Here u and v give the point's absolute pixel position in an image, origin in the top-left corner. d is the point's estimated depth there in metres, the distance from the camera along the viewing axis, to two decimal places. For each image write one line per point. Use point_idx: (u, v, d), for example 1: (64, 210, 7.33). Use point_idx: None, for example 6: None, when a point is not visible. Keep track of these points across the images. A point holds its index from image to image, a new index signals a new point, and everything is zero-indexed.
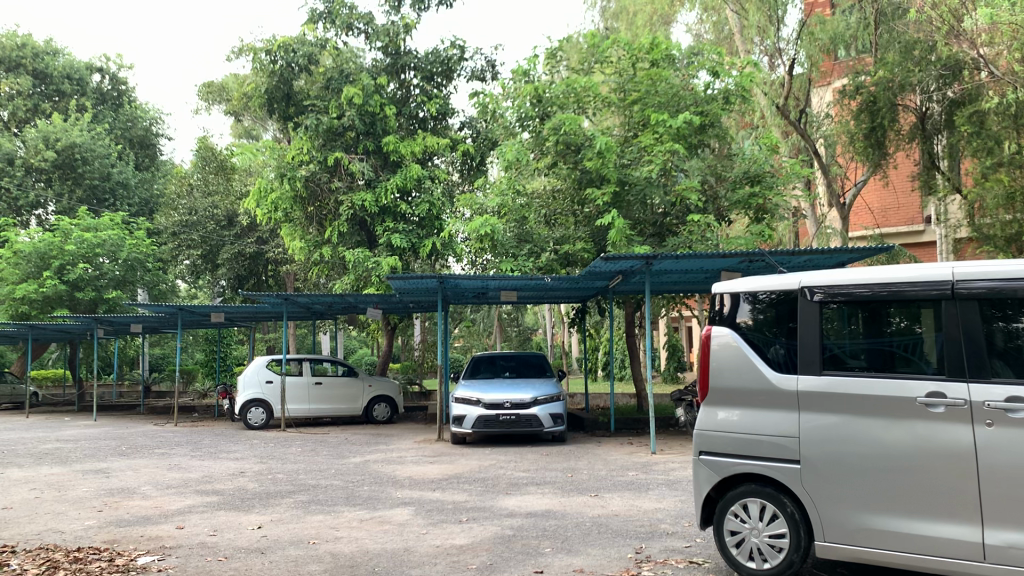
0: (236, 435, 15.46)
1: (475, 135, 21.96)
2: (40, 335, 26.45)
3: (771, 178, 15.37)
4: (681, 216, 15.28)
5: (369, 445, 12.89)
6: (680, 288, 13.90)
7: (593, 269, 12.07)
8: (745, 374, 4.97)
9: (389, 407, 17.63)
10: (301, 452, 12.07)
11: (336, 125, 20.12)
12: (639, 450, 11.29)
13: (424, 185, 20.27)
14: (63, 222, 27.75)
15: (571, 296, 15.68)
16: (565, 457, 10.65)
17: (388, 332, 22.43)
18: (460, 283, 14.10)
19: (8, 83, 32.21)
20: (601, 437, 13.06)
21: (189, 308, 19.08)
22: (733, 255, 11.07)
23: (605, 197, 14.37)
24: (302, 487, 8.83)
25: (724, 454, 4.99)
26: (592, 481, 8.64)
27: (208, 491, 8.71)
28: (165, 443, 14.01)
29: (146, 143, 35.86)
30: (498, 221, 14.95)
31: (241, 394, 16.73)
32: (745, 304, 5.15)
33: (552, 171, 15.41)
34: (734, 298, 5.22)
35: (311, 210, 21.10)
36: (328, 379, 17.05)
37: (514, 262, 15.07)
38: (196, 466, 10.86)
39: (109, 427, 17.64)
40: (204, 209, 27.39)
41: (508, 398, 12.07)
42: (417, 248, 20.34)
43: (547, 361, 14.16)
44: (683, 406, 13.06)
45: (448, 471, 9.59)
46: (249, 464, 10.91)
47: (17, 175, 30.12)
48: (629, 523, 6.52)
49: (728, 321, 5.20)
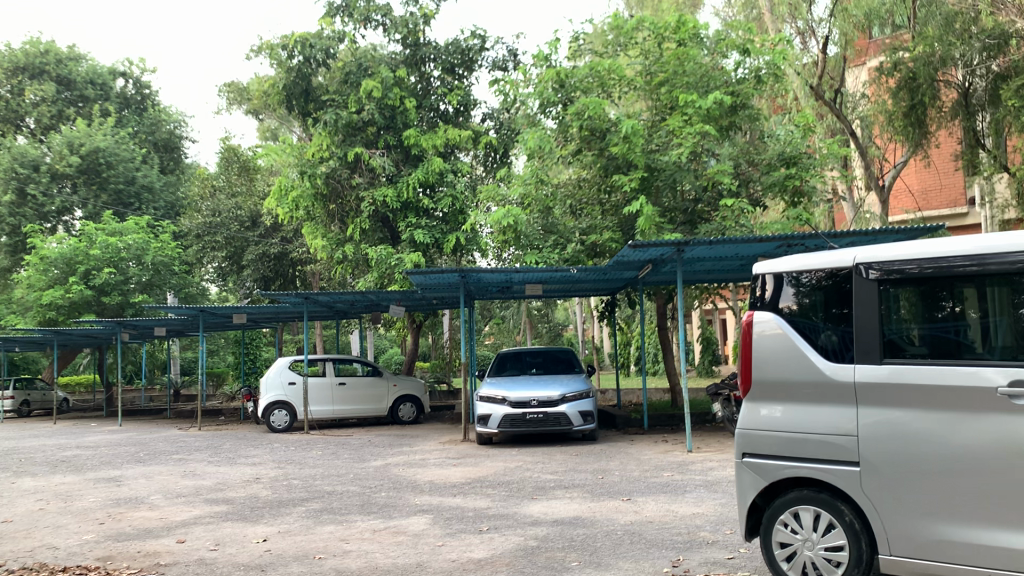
0: (259, 438, 15.09)
1: (498, 126, 21.44)
2: (69, 340, 26.43)
3: (807, 160, 14.66)
4: (712, 201, 14.64)
5: (393, 446, 12.42)
6: (713, 277, 13.25)
7: (621, 258, 11.47)
8: (792, 366, 4.38)
9: (415, 406, 17.18)
10: (320, 455, 11.62)
11: (355, 120, 19.73)
12: (674, 448, 10.68)
13: (446, 178, 19.77)
14: (89, 228, 27.71)
15: (599, 287, 15.10)
16: (596, 457, 10.07)
17: (413, 330, 22.02)
18: (482, 277, 13.57)
19: (32, 90, 32.38)
20: (633, 435, 12.47)
21: (211, 310, 18.78)
22: (770, 239, 10.40)
23: (633, 184, 13.71)
24: (316, 493, 8.36)
25: (771, 456, 4.41)
26: (625, 484, 8.06)
27: (218, 500, 8.27)
28: (185, 448, 13.66)
29: (170, 146, 35.82)
30: (521, 212, 14.42)
31: (264, 397, 16.35)
32: (790, 287, 4.56)
33: (577, 158, 14.82)
34: (777, 281, 4.63)
35: (332, 208, 20.68)
36: (352, 379, 16.62)
37: (539, 255, 14.55)
38: (212, 472, 10.45)
39: (131, 432, 17.38)
40: (227, 211, 27.18)
41: (535, 396, 11.52)
42: (441, 243, 19.88)
43: (576, 356, 13.58)
44: (720, 400, 12.41)
45: (471, 475, 9.06)
46: (266, 469, 10.48)
47: (43, 181, 30.17)
48: (665, 531, 5.94)
49: (771, 307, 4.61)
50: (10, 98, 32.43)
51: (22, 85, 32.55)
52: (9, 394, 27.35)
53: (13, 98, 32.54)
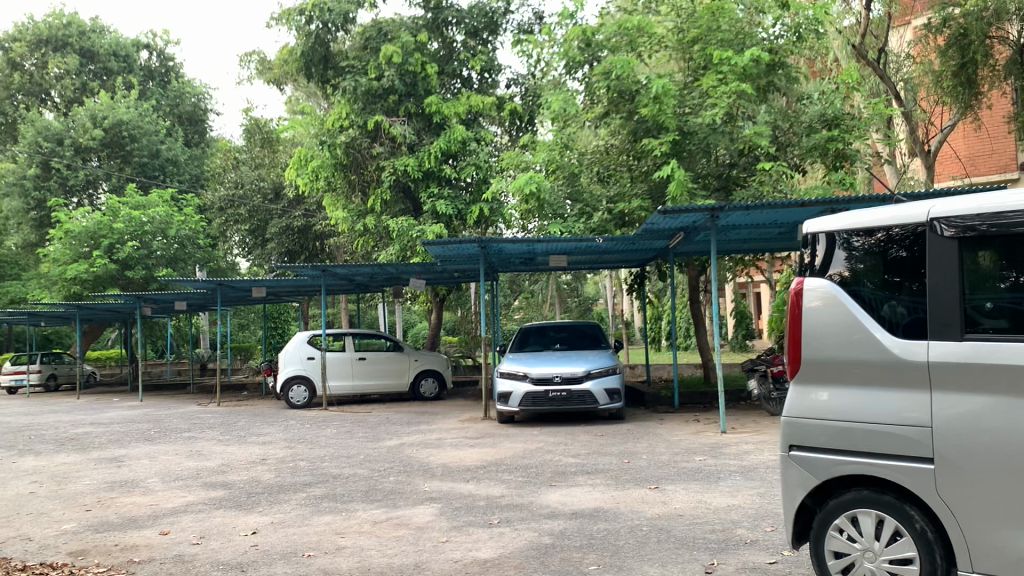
0: (276, 415, 14.63)
1: (524, 93, 20.68)
2: (93, 315, 26.23)
3: (851, 120, 13.77)
4: (749, 166, 13.88)
5: (410, 424, 11.86)
6: (749, 247, 12.47)
7: (651, 226, 10.76)
8: (850, 343, 3.67)
9: (437, 382, 16.61)
10: (334, 434, 11.10)
11: (376, 87, 19.08)
12: (707, 429, 9.97)
13: (469, 147, 19.10)
14: (113, 202, 27.45)
15: (627, 258, 14.40)
16: (623, 438, 9.39)
17: (437, 304, 21.45)
18: (503, 248, 12.91)
19: (56, 63, 32.14)
20: (663, 414, 11.78)
21: (230, 284, 18.32)
22: (812, 204, 9.61)
23: (665, 147, 12.90)
24: (321, 477, 7.80)
25: (825, 450, 3.72)
26: (653, 469, 7.39)
27: (217, 484, 7.75)
28: (198, 425, 13.23)
29: (195, 119, 35.42)
30: (545, 179, 13.69)
31: (283, 372, 15.86)
32: (844, 253, 3.83)
33: (604, 122, 14.04)
34: (829, 243, 3.91)
35: (353, 178, 20.10)
36: (372, 354, 16.10)
37: (564, 225, 13.84)
38: (218, 452, 9.96)
39: (150, 408, 17.04)
40: (250, 183, 26.68)
41: (557, 372, 10.88)
42: (464, 214, 19.24)
43: (602, 331, 12.90)
44: (756, 377, 11.68)
45: (488, 457, 8.46)
46: (275, 449, 9.96)
47: (67, 155, 29.88)
48: (696, 528, 5.28)
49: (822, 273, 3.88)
50: (34, 72, 32.23)
51: (46, 57, 32.35)
52: (36, 368, 27.30)
53: (37, 71, 32.34)
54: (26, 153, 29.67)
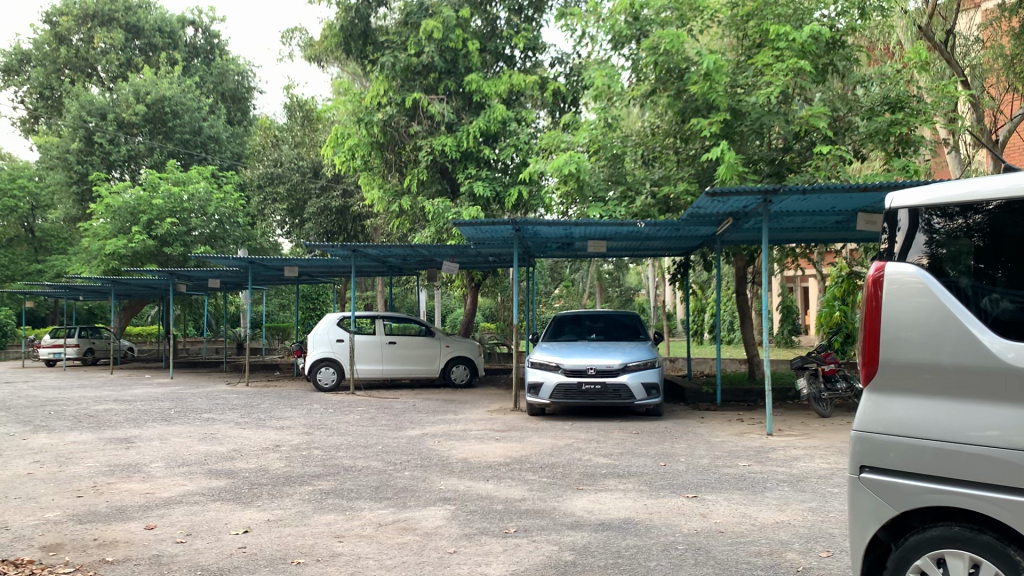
0: (300, 398, 14.20)
1: (568, 73, 19.94)
2: (129, 290, 26.13)
3: (917, 103, 12.81)
4: (804, 151, 13.14)
5: (436, 414, 11.31)
6: (801, 237, 11.67)
7: (698, 211, 10.00)
8: (944, 341, 2.95)
9: (468, 369, 16.04)
10: (355, 421, 10.60)
11: (415, 63, 18.52)
12: (751, 431, 9.23)
13: (510, 128, 18.44)
14: (153, 177, 27.32)
15: (670, 245, 13.66)
16: (660, 437, 8.71)
17: (472, 289, 20.91)
18: (539, 231, 12.25)
19: (101, 38, 32.16)
20: (704, 412, 11.07)
21: (261, 262, 17.94)
22: (875, 188, 8.80)
23: (715, 127, 12.12)
24: (332, 469, 7.27)
25: (905, 475, 3.02)
26: (691, 475, 6.71)
27: (222, 472, 7.27)
28: (220, 406, 12.85)
29: (238, 97, 35.23)
30: (585, 159, 12.99)
31: (310, 354, 15.42)
32: (927, 239, 3.12)
33: (651, 100, 13.29)
34: (911, 222, 3.18)
35: (389, 156, 19.56)
36: (402, 338, 15.61)
37: (604, 208, 13.12)
38: (233, 436, 9.51)
39: (177, 387, 16.76)
40: (288, 161, 26.28)
41: (592, 364, 10.24)
42: (503, 197, 18.58)
43: (641, 322, 12.22)
44: (807, 376, 10.78)
45: (513, 454, 7.85)
46: (291, 435, 9.47)
47: (110, 130, 29.81)
48: (738, 549, 4.61)
49: (903, 257, 3.15)
50: (80, 47, 32.29)
51: (92, 32, 32.37)
52: (73, 342, 27.41)
53: (84, 46, 32.42)
54: (70, 127, 29.69)
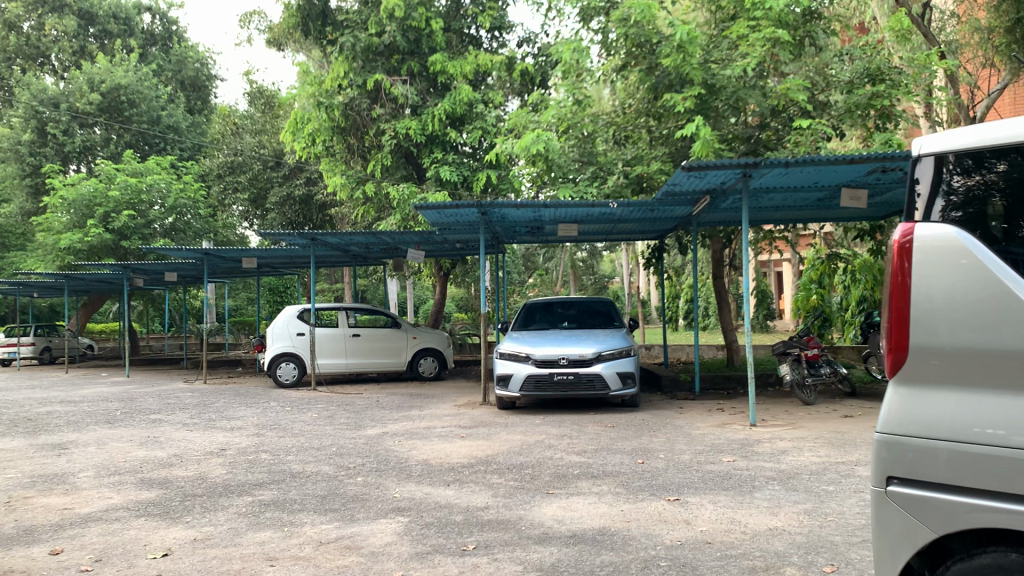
0: (258, 395, 13.47)
1: (536, 53, 19.27)
2: (85, 285, 25.11)
3: (897, 75, 12.27)
4: (781, 128, 12.63)
5: (400, 410, 10.64)
6: (781, 216, 11.12)
7: (673, 188, 9.35)
8: (991, 321, 2.33)
9: (436, 361, 15.37)
10: (313, 420, 9.92)
11: (376, 44, 17.80)
12: (733, 422, 8.67)
13: (476, 110, 17.73)
14: (108, 168, 26.28)
15: (643, 228, 13.08)
16: (637, 431, 8.11)
17: (441, 277, 20.26)
18: (507, 214, 11.59)
19: (52, 24, 30.95)
20: (682, 401, 10.51)
21: (217, 254, 17.11)
22: (863, 161, 8.20)
23: (689, 102, 11.46)
24: (279, 475, 6.60)
25: (942, 488, 2.43)
26: (672, 474, 6.11)
27: (156, 482, 6.56)
28: (171, 406, 12.08)
29: (198, 85, 34.13)
30: (553, 137, 12.31)
31: (270, 348, 14.67)
32: (948, 203, 2.53)
33: (622, 75, 12.67)
34: (934, 177, 2.59)
35: (352, 141, 18.82)
36: (367, 331, 14.92)
37: (575, 189, 12.47)
38: (177, 440, 8.79)
39: (131, 386, 15.95)
40: (249, 150, 25.34)
41: (564, 353, 9.64)
42: (470, 182, 17.88)
43: (615, 308, 11.64)
44: (789, 361, 10.26)
45: (478, 453, 7.22)
46: (240, 438, 8.76)
47: (63, 120, 28.67)
48: (729, 564, 4.01)
49: (926, 219, 2.55)
50: (31, 34, 31.04)
51: (43, 18, 31.14)
52: (29, 341, 26.41)
53: (35, 33, 31.17)
54: (22, 117, 28.56)
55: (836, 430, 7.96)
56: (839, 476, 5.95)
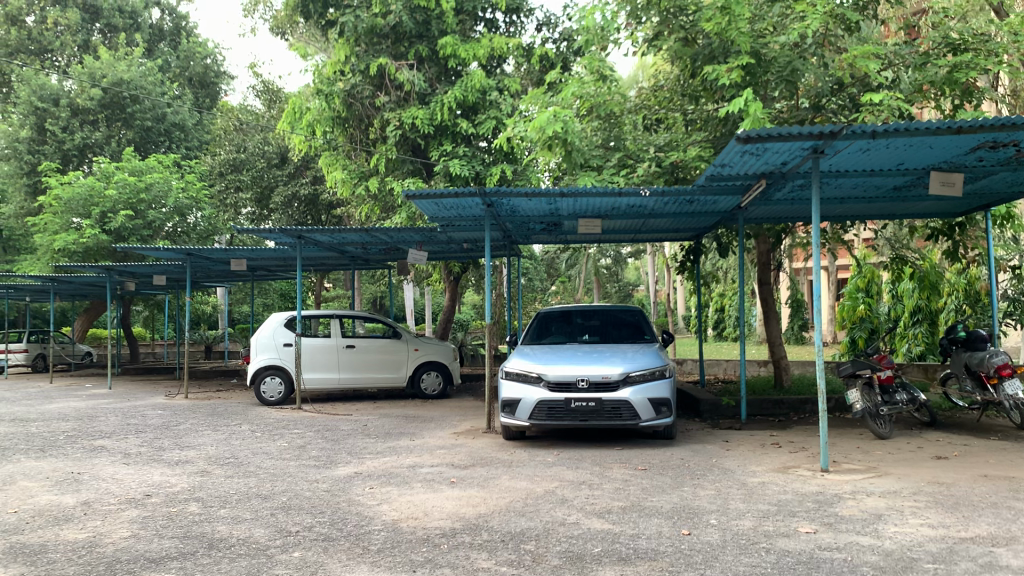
0: (235, 414, 11.78)
1: (556, 38, 17.54)
2: (77, 289, 23.46)
3: (982, 43, 10.41)
4: (843, 111, 10.76)
5: (387, 439, 8.86)
6: (847, 209, 9.28)
7: (721, 171, 7.50)
8: None
9: (441, 376, 13.61)
10: (281, 452, 8.18)
11: (380, 24, 16.14)
12: (798, 466, 6.84)
13: (490, 97, 16.02)
14: (106, 165, 24.68)
15: (677, 225, 11.26)
16: (676, 479, 6.28)
17: (452, 282, 18.52)
18: (517, 206, 9.81)
19: (55, 17, 29.38)
20: (728, 433, 8.65)
21: (202, 255, 15.39)
22: (973, 133, 6.34)
23: (736, 74, 9.61)
24: (193, 547, 4.82)
25: None
26: (732, 558, 4.29)
27: (25, 552, 4.82)
28: (127, 429, 10.37)
29: (205, 82, 32.55)
30: (573, 118, 10.52)
31: (253, 360, 12.96)
32: None
33: (653, 47, 10.88)
34: None
35: (355, 133, 17.10)
36: (363, 342, 13.18)
37: (599, 177, 10.66)
38: (101, 478, 7.06)
39: (104, 401, 14.26)
40: (254, 146, 23.70)
41: (583, 374, 7.85)
42: (483, 178, 16.11)
43: (646, 318, 9.84)
44: (858, 388, 8.43)
45: (467, 511, 5.43)
46: (180, 478, 7.02)
47: (62, 116, 27.11)
48: None
49: None
50: (33, 27, 29.40)
51: (46, 12, 29.71)
52: (21, 348, 24.92)
53: (37, 27, 29.40)
54: (20, 114, 27.12)
55: (936, 481, 6.10)
56: (976, 566, 4.09)
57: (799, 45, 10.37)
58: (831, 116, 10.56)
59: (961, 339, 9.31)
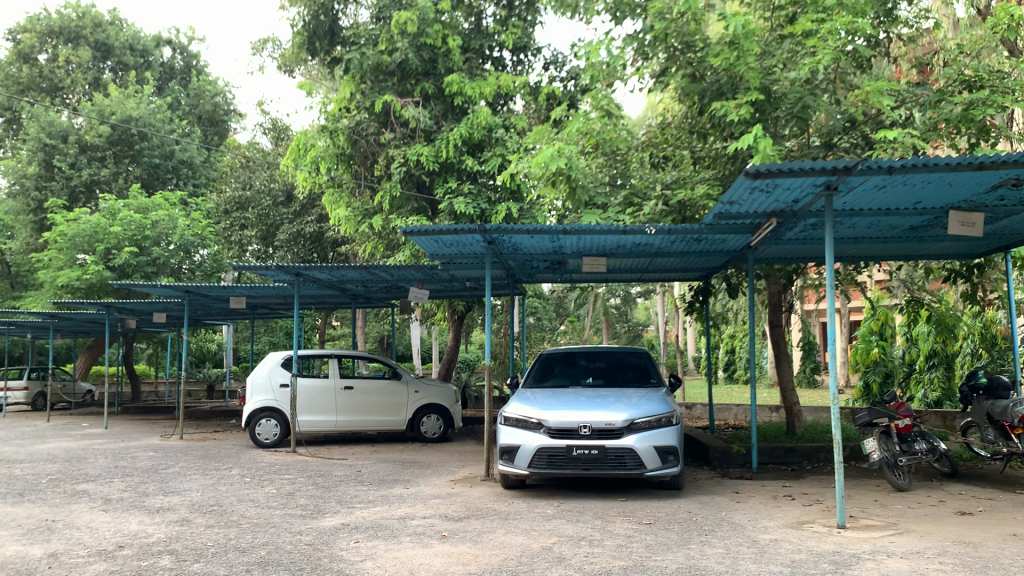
0: (228, 457, 11.41)
1: (564, 77, 17.40)
2: (79, 326, 23.19)
3: (999, 80, 10.13)
4: (855, 149, 10.47)
5: (380, 486, 8.47)
6: (860, 250, 8.95)
7: (729, 208, 7.20)
8: None
9: (441, 420, 13.19)
10: (268, 499, 7.79)
11: (386, 62, 16.04)
12: (812, 521, 6.41)
13: (495, 135, 15.83)
14: (112, 202, 24.56)
15: (684, 265, 10.96)
16: (682, 536, 5.87)
17: (456, 322, 18.16)
18: (519, 243, 9.53)
19: (67, 55, 29.52)
20: (738, 484, 8.22)
21: (201, 292, 15.11)
22: (994, 170, 6.02)
23: (745, 109, 9.36)
24: None
25: None
26: None
27: None
28: (114, 472, 10.00)
29: (215, 120, 32.63)
30: (577, 154, 10.30)
31: (249, 402, 12.65)
32: None
33: (660, 84, 10.66)
34: None
35: (360, 171, 16.91)
36: (361, 383, 12.83)
37: (604, 215, 10.41)
38: (76, 527, 6.70)
39: (97, 442, 13.89)
40: (260, 184, 23.58)
41: (586, 421, 7.48)
42: (488, 216, 15.82)
43: (652, 361, 9.49)
44: (876, 435, 8.03)
45: (455, 570, 5.04)
46: (158, 527, 6.64)
47: (70, 152, 27.08)
48: None
49: None
50: (45, 65, 29.54)
51: (58, 50, 29.86)
52: (22, 385, 24.60)
53: (49, 65, 29.53)
54: (29, 150, 27.11)
55: (962, 540, 5.68)
56: None
57: (810, 81, 10.13)
58: (843, 154, 10.33)
59: (982, 386, 8.98)
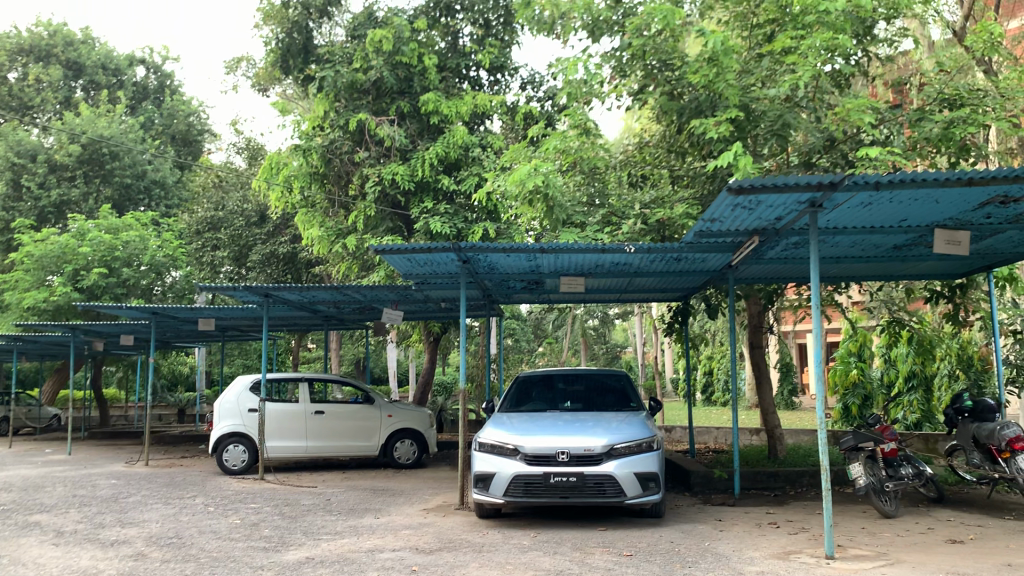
0: (193, 485, 10.98)
1: (541, 96, 17.25)
2: (45, 349, 22.57)
3: (979, 99, 10.05)
4: (835, 167, 10.31)
5: (350, 516, 8.11)
6: (842, 269, 8.77)
7: (711, 226, 6.99)
8: None
9: (415, 445, 12.82)
10: (231, 531, 7.41)
11: (361, 80, 15.79)
12: (800, 551, 6.14)
13: (472, 154, 15.63)
14: (81, 222, 24.03)
15: (664, 285, 10.74)
16: (664, 568, 5.58)
17: (431, 343, 17.81)
18: (495, 263, 9.26)
19: (37, 74, 29.01)
20: (721, 511, 7.94)
21: (168, 314, 14.66)
22: (982, 186, 5.85)
23: (724, 127, 9.19)
24: None
25: None
26: None
27: None
28: (71, 502, 9.56)
29: (189, 139, 32.23)
30: (554, 172, 10.08)
31: (216, 427, 12.24)
32: None
33: (638, 101, 10.48)
34: None
35: (334, 190, 16.59)
36: (332, 407, 12.45)
37: (581, 234, 10.18)
38: (22, 563, 6.30)
39: (57, 469, 13.36)
40: (233, 204, 23.19)
41: (564, 447, 7.19)
42: (463, 236, 15.54)
43: (632, 384, 9.23)
44: (861, 461, 7.79)
45: None
46: (110, 563, 6.25)
47: (39, 172, 26.54)
48: None
49: None
50: (15, 83, 29.02)
51: (29, 68, 29.36)
52: None
53: (19, 83, 29.03)
54: None
55: (957, 571, 5.43)
56: None
57: (790, 99, 10.01)
58: (823, 173, 10.18)
59: (967, 409, 8.72)
